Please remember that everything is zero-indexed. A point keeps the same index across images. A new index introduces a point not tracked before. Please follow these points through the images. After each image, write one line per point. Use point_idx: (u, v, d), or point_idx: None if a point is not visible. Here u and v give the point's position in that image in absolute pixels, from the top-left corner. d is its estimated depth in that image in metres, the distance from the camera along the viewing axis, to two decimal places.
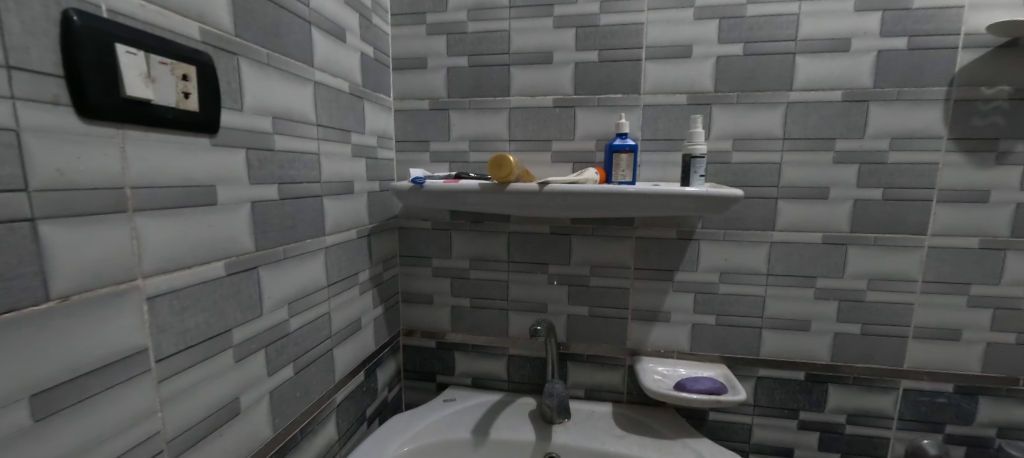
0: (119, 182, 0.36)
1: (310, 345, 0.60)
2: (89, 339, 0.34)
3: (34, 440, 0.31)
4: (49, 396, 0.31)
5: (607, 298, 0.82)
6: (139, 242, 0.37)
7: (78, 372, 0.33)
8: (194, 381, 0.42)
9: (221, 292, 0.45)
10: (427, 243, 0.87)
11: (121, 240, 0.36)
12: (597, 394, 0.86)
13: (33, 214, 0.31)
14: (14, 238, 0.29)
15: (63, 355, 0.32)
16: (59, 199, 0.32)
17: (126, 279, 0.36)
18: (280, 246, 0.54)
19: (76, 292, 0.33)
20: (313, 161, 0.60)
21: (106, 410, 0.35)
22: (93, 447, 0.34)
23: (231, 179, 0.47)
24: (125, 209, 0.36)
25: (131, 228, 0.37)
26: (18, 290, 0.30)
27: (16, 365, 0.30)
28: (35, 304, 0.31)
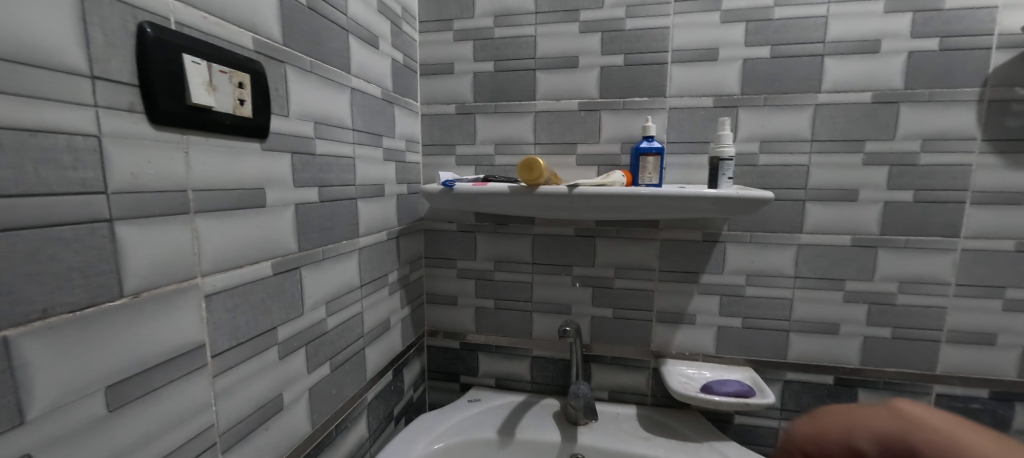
0: (183, 184, 0.37)
1: (345, 344, 0.62)
2: (157, 335, 0.35)
3: (108, 430, 0.32)
4: (122, 388, 0.33)
5: (631, 300, 0.83)
6: (199, 242, 0.39)
7: (146, 366, 0.35)
8: (243, 376, 0.44)
9: (267, 291, 0.47)
10: (452, 244, 0.89)
11: (184, 240, 0.38)
12: (621, 396, 0.86)
13: (111, 215, 0.32)
14: (94, 237, 0.31)
15: (133, 349, 0.34)
16: (133, 201, 0.34)
17: (188, 277, 0.38)
18: (319, 247, 0.56)
19: (146, 290, 0.34)
20: (348, 165, 0.62)
21: (168, 403, 0.37)
22: (158, 438, 0.36)
23: (277, 182, 0.49)
24: (187, 210, 0.38)
25: (192, 228, 0.38)
26: (97, 287, 0.31)
27: (92, 358, 0.31)
28: (111, 300, 0.32)
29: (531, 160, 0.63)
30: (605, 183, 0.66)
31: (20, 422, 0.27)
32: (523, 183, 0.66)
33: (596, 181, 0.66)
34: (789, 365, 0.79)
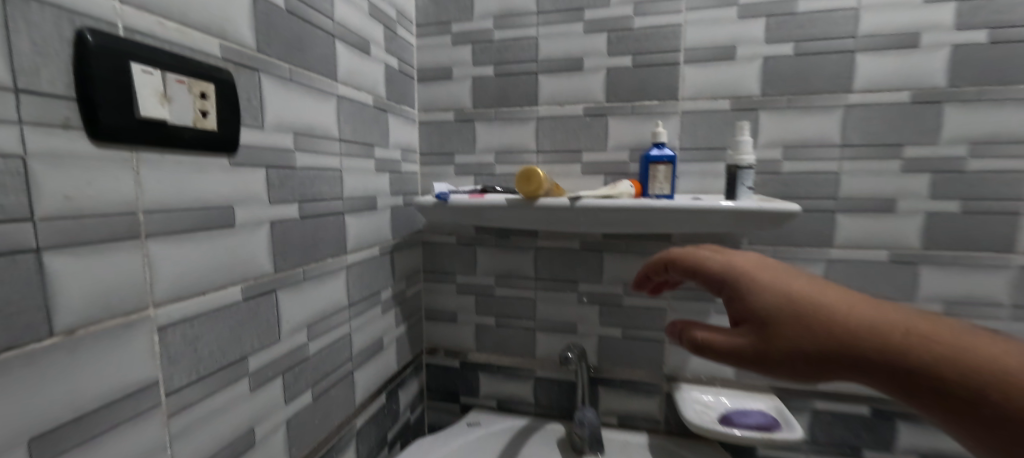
0: (131, 207, 0.34)
1: (329, 369, 0.58)
2: (97, 375, 0.32)
3: None
4: (52, 438, 0.29)
5: (642, 319, 0.77)
6: (151, 269, 0.36)
7: (83, 411, 0.31)
8: (207, 413, 0.41)
9: (237, 318, 0.44)
10: (452, 258, 0.85)
11: (132, 268, 0.34)
12: (631, 422, 0.80)
13: (39, 244, 0.29)
14: (16, 271, 0.28)
15: (67, 393, 0.30)
16: (67, 227, 0.30)
17: (137, 309, 0.35)
18: (301, 267, 0.53)
19: (82, 326, 0.31)
20: (335, 178, 0.58)
21: (112, 450, 0.33)
22: None
23: (250, 199, 0.45)
24: (137, 235, 0.35)
25: (143, 255, 0.35)
26: (19, 328, 0.28)
27: (15, 408, 0.28)
28: (37, 342, 0.29)
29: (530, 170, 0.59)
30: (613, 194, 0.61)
31: None
32: (521, 195, 0.61)
33: (602, 192, 0.61)
34: (817, 391, 0.72)
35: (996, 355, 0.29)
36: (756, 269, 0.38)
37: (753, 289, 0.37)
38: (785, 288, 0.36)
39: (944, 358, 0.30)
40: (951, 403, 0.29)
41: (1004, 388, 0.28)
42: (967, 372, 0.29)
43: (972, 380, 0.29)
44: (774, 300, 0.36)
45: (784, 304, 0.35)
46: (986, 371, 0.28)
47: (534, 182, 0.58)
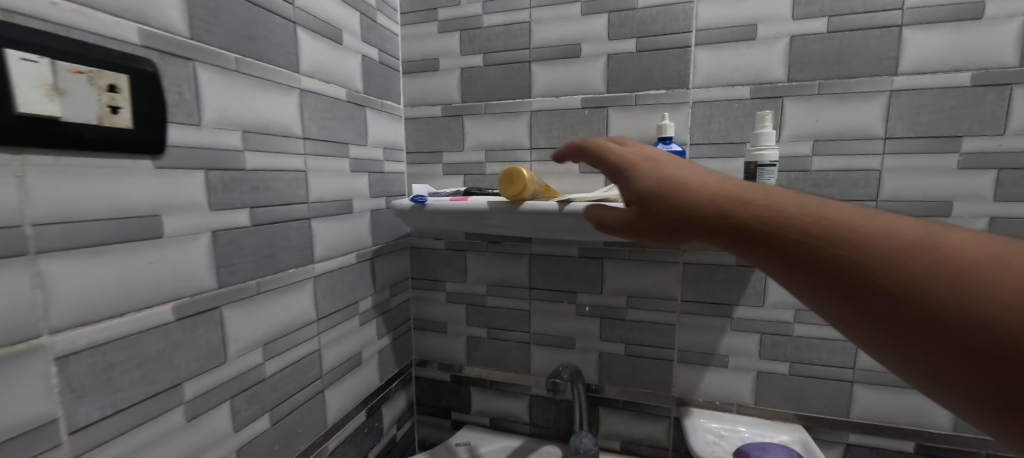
0: (16, 219, 0.29)
1: (293, 390, 0.54)
2: None
3: None
4: None
5: (648, 335, 0.69)
6: (45, 291, 0.31)
7: None
8: (127, 450, 0.36)
9: (168, 341, 0.39)
10: (442, 265, 0.79)
11: (19, 291, 0.30)
12: (635, 448, 0.73)
13: None
14: None
15: None
16: None
17: (26, 337, 0.30)
18: (255, 280, 0.47)
19: None
20: (298, 181, 0.53)
21: None
22: None
23: (186, 207, 0.40)
24: (23, 252, 0.30)
25: (34, 274, 0.30)
26: None
27: None
28: None
29: (515, 170, 0.52)
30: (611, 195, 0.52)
31: None
32: (505, 198, 0.54)
33: (599, 195, 0.53)
34: (851, 423, 0.63)
35: (919, 243, 0.23)
36: (645, 151, 0.35)
37: (634, 171, 0.34)
38: (677, 176, 0.32)
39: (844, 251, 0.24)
40: (850, 302, 0.24)
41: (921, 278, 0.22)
42: (876, 266, 0.23)
43: (878, 273, 0.23)
44: (658, 182, 0.32)
45: (667, 195, 0.32)
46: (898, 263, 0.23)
47: (519, 185, 0.52)
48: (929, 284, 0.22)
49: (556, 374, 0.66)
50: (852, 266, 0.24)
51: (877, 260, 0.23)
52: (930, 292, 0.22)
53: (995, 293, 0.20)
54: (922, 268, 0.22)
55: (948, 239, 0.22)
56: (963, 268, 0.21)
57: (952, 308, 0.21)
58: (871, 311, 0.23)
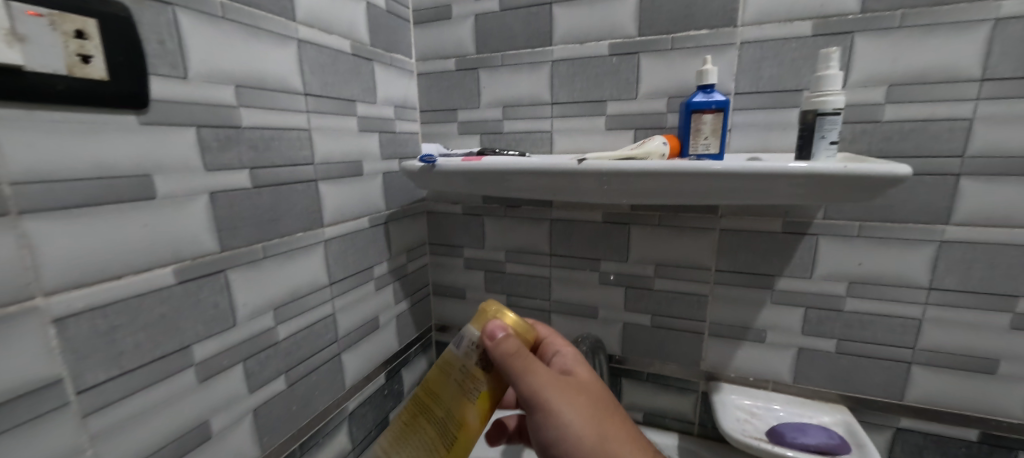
0: None
1: (308, 352, 0.53)
2: None
3: None
4: None
5: (676, 306, 0.65)
6: (33, 252, 0.29)
7: None
8: (142, 408, 0.36)
9: (171, 304, 0.37)
10: (459, 230, 0.76)
11: (5, 252, 0.28)
12: (658, 420, 0.71)
13: None
14: None
15: None
16: None
17: (18, 299, 0.29)
18: (260, 243, 0.45)
19: None
20: (302, 140, 0.50)
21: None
22: None
23: (177, 165, 0.37)
24: (5, 212, 0.28)
25: (19, 236, 0.29)
26: None
27: None
28: None
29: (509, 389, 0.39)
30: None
31: None
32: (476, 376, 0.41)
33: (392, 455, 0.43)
34: (903, 406, 0.57)
35: (604, 392, 0.41)
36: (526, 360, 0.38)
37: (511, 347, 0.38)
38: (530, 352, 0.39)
39: (580, 431, 0.37)
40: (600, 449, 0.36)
41: (606, 418, 0.39)
42: (602, 411, 0.39)
43: (602, 412, 0.39)
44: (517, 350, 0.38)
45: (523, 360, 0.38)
46: (615, 422, 0.39)
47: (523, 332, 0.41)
48: (618, 424, 0.39)
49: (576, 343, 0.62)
50: (603, 431, 0.37)
51: (595, 416, 0.38)
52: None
53: (631, 440, 0.38)
54: (619, 426, 0.39)
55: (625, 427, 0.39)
56: (621, 431, 0.38)
57: (618, 431, 0.38)
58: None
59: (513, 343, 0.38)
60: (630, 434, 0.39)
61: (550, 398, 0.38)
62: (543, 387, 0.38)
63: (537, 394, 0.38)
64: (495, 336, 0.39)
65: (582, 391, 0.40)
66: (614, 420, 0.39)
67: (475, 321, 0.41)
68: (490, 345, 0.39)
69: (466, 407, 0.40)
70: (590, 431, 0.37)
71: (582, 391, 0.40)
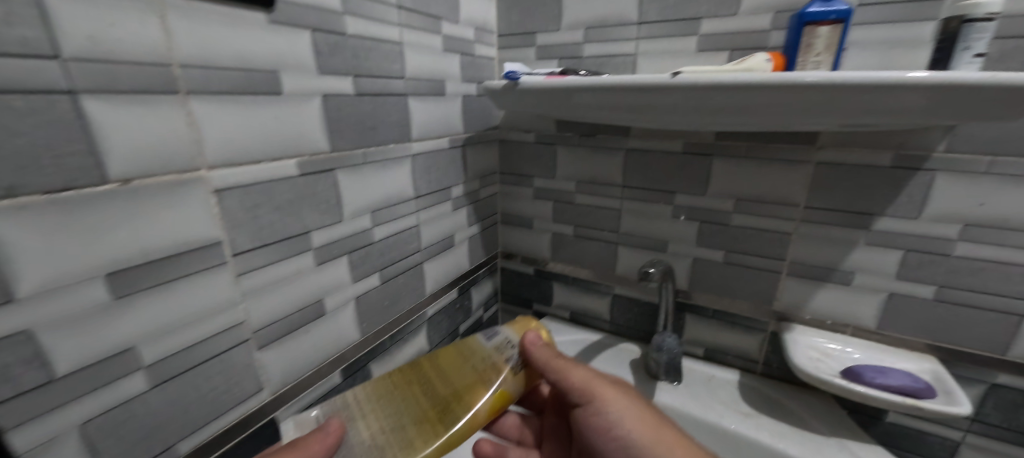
0: (165, 56, 0.31)
1: (397, 257, 0.59)
2: (163, 227, 0.33)
3: (121, 316, 0.31)
4: (128, 276, 0.31)
5: (754, 243, 0.62)
6: (198, 128, 0.34)
7: (151, 257, 0.32)
8: (277, 277, 0.42)
9: (295, 192, 0.43)
10: (530, 160, 0.77)
11: (178, 124, 0.33)
12: (719, 356, 0.71)
13: (72, 87, 0.27)
14: (56, 111, 0.27)
15: (135, 239, 0.31)
16: (100, 71, 0.28)
17: (189, 168, 0.34)
18: (361, 149, 0.49)
19: (136, 177, 0.30)
20: (395, 53, 0.52)
21: (184, 297, 0.35)
22: (178, 331, 0.35)
23: (296, 65, 0.41)
24: (176, 90, 0.32)
25: (187, 112, 0.33)
26: (74, 169, 0.28)
27: (90, 247, 0.29)
28: (96, 185, 0.29)
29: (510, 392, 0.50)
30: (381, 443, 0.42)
31: (10, 299, 0.26)
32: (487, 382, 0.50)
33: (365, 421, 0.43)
34: (1005, 362, 0.53)
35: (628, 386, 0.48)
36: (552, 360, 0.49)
37: (545, 353, 0.50)
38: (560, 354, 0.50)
39: (627, 412, 0.43)
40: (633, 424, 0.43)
41: (635, 400, 0.45)
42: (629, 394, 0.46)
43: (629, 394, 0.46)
44: (549, 357, 0.49)
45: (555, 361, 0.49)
46: (643, 404, 0.45)
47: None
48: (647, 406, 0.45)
49: (653, 263, 0.62)
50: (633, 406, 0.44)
51: (641, 403, 0.45)
52: (644, 440, 0.42)
53: (660, 419, 0.44)
54: (648, 406, 0.45)
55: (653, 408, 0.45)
56: (649, 408, 0.45)
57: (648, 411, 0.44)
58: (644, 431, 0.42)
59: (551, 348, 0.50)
60: (656, 413, 0.44)
61: (597, 386, 0.46)
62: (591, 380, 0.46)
63: (587, 385, 0.46)
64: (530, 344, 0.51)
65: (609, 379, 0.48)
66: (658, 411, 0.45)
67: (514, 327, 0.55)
68: (532, 349, 0.51)
69: (480, 394, 0.47)
70: (636, 416, 0.43)
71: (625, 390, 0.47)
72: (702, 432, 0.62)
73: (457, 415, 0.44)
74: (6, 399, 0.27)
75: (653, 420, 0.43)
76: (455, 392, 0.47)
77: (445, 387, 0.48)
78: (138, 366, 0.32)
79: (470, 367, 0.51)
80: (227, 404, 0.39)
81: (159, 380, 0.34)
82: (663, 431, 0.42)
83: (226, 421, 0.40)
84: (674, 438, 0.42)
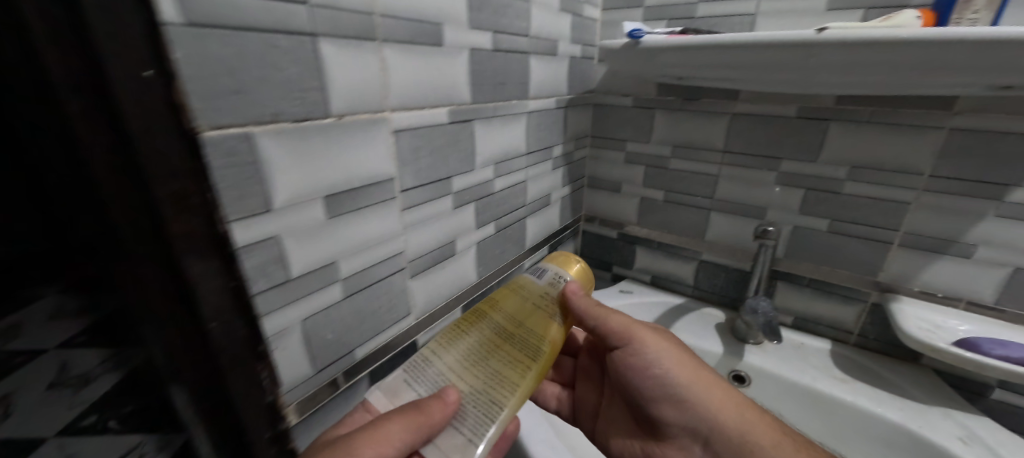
0: (370, 6, 0.35)
1: (508, 208, 0.63)
2: (360, 161, 0.38)
3: (331, 233, 0.37)
4: (338, 200, 0.37)
5: (864, 212, 0.62)
6: (387, 74, 0.38)
7: (353, 185, 0.38)
8: (427, 215, 0.48)
9: (445, 139, 0.47)
10: (625, 123, 0.78)
11: (375, 69, 0.37)
12: (808, 326, 0.72)
13: (313, 30, 0.31)
14: (303, 52, 0.31)
15: (342, 169, 0.37)
16: (329, 16, 0.32)
17: (379, 109, 0.38)
18: (493, 103, 0.53)
19: (348, 113, 0.35)
20: (524, 11, 0.54)
21: (368, 223, 0.41)
22: (366, 250, 0.41)
23: (454, 19, 0.44)
24: (374, 38, 0.36)
25: (381, 58, 0.37)
26: (310, 103, 0.33)
27: (315, 173, 0.34)
28: (322, 118, 0.34)
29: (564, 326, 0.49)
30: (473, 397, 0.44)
31: (268, 209, 0.32)
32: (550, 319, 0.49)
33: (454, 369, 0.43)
34: None
35: (666, 334, 0.49)
36: (592, 310, 0.48)
37: (585, 301, 0.49)
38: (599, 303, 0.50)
39: (667, 354, 0.46)
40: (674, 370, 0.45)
41: (675, 347, 0.47)
42: (669, 342, 0.47)
43: (669, 343, 0.48)
44: (590, 306, 0.48)
45: (597, 309, 0.48)
46: (682, 351, 0.47)
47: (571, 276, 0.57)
48: (686, 352, 0.47)
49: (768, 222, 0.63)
50: (673, 353, 0.46)
51: (680, 350, 0.47)
52: (686, 380, 0.44)
53: (700, 365, 0.46)
54: (687, 353, 0.47)
55: (691, 355, 0.47)
56: (688, 355, 0.47)
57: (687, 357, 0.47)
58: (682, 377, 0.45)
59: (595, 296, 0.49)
60: (696, 359, 0.47)
61: (638, 332, 0.47)
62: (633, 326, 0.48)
63: (628, 330, 0.48)
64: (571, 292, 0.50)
65: (648, 327, 0.49)
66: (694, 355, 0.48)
67: (560, 263, 0.52)
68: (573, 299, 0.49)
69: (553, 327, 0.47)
70: (677, 358, 0.46)
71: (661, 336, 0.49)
72: (792, 394, 0.63)
73: (541, 349, 0.44)
74: (262, 292, 0.33)
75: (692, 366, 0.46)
76: (528, 330, 0.46)
77: (516, 326, 0.46)
78: (336, 278, 0.39)
79: (531, 303, 0.49)
80: (390, 319, 0.47)
81: (349, 292, 0.41)
82: (701, 370, 0.45)
83: (388, 336, 0.47)
84: (712, 377, 0.45)
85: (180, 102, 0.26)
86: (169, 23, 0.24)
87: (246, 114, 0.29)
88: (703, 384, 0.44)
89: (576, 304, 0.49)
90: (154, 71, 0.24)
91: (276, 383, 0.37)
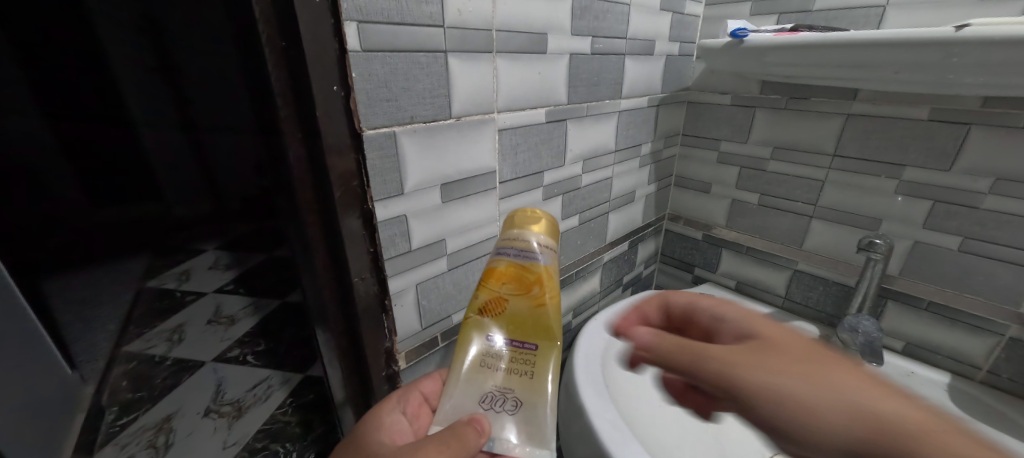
0: (490, 24, 0.42)
1: (592, 203, 0.66)
2: (469, 155, 0.45)
3: (442, 215, 0.45)
4: (450, 188, 0.45)
5: (1008, 232, 0.54)
6: (497, 80, 0.45)
7: (463, 175, 0.45)
8: (520, 204, 0.54)
9: (541, 137, 0.52)
10: (721, 122, 0.76)
11: (488, 76, 0.44)
12: (924, 354, 0.65)
13: (446, 48, 0.39)
14: (437, 66, 0.39)
15: (454, 162, 0.44)
16: (458, 36, 0.40)
17: (487, 112, 0.45)
18: (588, 103, 0.56)
19: (464, 115, 0.43)
20: (623, 14, 0.56)
21: (471, 208, 0.48)
22: (465, 232, 0.49)
23: (557, 28, 0.48)
24: (491, 50, 0.43)
25: (494, 67, 0.44)
26: (438, 107, 0.40)
27: (436, 164, 0.42)
28: (445, 119, 0.41)
29: (497, 291, 0.38)
30: (529, 374, 0.37)
31: (401, 193, 0.40)
32: (493, 284, 0.38)
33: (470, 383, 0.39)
34: None
35: (798, 343, 0.29)
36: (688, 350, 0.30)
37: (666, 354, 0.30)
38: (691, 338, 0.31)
39: (793, 391, 0.26)
40: (835, 399, 0.25)
41: (815, 355, 0.28)
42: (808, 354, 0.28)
43: (806, 353, 0.28)
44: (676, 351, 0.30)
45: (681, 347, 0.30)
46: (832, 361, 0.28)
47: (536, 220, 0.39)
48: (836, 362, 0.28)
49: (879, 235, 0.58)
50: (822, 371, 0.27)
51: (824, 360, 0.28)
52: (829, 427, 0.25)
53: (866, 377, 0.26)
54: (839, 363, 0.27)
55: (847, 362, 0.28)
56: (846, 367, 0.27)
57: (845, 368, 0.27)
58: (853, 408, 0.25)
59: (670, 339, 0.31)
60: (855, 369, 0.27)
61: (735, 370, 0.28)
62: (732, 360, 0.28)
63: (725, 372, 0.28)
64: (642, 342, 0.32)
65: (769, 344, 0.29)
66: (805, 354, 0.28)
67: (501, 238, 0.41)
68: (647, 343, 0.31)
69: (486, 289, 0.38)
70: (813, 388, 0.26)
71: (772, 348, 0.29)
72: None
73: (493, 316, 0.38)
74: (392, 259, 0.42)
75: (859, 381, 0.26)
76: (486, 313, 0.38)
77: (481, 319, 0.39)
78: (444, 253, 0.47)
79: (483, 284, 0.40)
80: None
81: (452, 265, 0.49)
82: (854, 399, 0.25)
83: None
84: (848, 388, 0.26)
85: (353, 109, 0.35)
86: (352, 51, 0.33)
87: (393, 117, 0.37)
88: (886, 407, 0.25)
89: (651, 355, 0.31)
90: (338, 87, 0.34)
91: (392, 332, 0.46)
